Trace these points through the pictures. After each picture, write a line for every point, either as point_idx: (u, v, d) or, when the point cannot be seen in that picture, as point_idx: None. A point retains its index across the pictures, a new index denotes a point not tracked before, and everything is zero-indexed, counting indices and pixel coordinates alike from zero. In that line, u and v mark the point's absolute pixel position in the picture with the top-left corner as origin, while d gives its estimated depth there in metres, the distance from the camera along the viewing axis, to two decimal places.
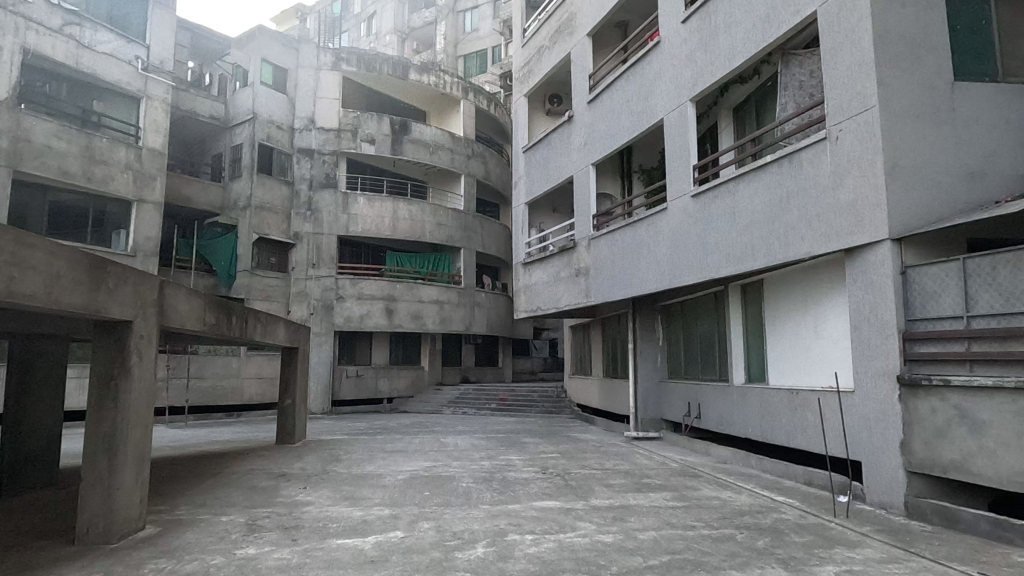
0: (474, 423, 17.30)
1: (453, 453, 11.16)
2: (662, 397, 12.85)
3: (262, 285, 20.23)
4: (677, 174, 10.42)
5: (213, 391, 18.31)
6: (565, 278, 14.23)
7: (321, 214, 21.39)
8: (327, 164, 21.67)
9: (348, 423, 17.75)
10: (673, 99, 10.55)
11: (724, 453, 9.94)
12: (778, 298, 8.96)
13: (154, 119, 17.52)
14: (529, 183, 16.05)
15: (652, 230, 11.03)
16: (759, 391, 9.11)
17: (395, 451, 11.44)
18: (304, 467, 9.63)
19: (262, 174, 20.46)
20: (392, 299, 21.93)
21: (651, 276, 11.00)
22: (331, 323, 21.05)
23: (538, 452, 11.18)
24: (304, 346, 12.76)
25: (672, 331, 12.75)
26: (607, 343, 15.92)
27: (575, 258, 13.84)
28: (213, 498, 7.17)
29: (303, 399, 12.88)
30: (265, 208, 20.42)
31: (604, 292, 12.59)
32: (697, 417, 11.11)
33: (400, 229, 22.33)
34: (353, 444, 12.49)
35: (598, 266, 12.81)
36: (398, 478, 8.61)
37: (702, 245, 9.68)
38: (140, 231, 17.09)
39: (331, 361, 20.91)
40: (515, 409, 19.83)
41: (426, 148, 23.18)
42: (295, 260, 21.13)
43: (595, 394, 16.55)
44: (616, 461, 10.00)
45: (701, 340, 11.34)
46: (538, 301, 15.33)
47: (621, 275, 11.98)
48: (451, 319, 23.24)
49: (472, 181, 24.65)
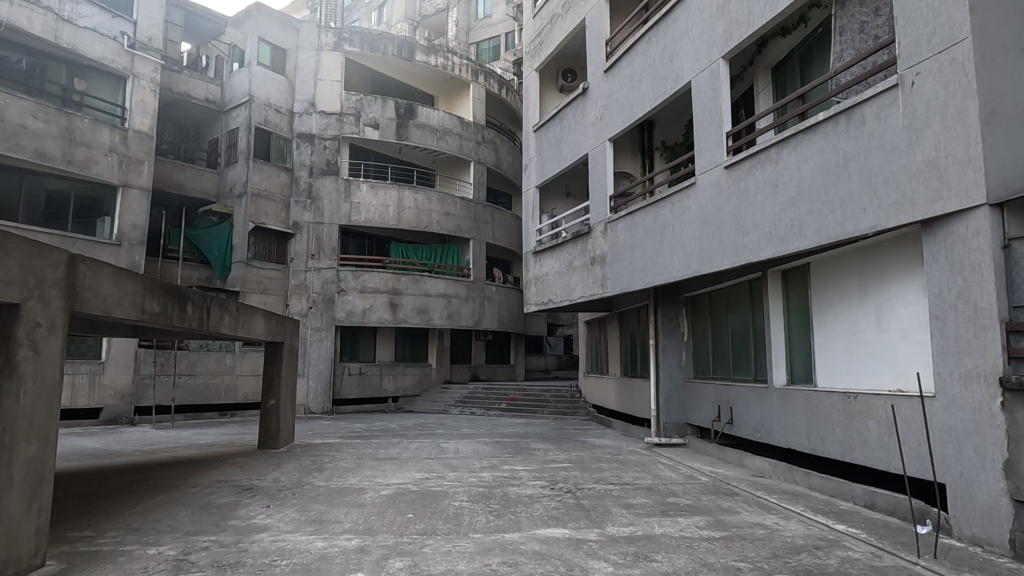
0: (481, 425, 16.03)
1: (451, 462, 9.90)
2: (687, 398, 11.53)
3: (258, 276, 19.11)
4: (708, 144, 9.08)
5: (204, 390, 17.24)
6: (579, 267, 12.92)
7: (322, 203, 20.25)
8: (328, 150, 20.52)
9: (346, 424, 16.56)
10: (702, 58, 9.21)
11: (762, 464, 8.63)
12: (827, 284, 7.64)
13: (141, 99, 16.45)
14: (540, 165, 14.74)
15: (677, 209, 9.72)
16: (805, 394, 7.77)
17: (387, 458, 10.21)
18: (279, 477, 8.42)
19: (259, 160, 19.32)
20: (396, 293, 20.76)
21: (676, 262, 9.67)
22: (332, 318, 19.91)
23: (547, 461, 9.86)
24: (290, 340, 11.59)
25: (698, 325, 11.46)
26: (625, 339, 14.60)
27: (589, 244, 12.52)
28: (151, 521, 5.96)
29: (289, 400, 11.72)
30: (262, 196, 19.28)
31: (622, 281, 11.28)
32: (729, 422, 9.78)
33: (405, 218, 21.14)
34: (342, 449, 11.27)
35: (616, 253, 11.50)
36: (382, 494, 7.37)
37: (737, 223, 8.34)
38: (126, 219, 16.03)
39: (332, 357, 19.77)
40: (526, 409, 18.57)
41: (433, 133, 21.97)
42: (294, 252, 19.96)
43: (612, 394, 15.24)
44: (636, 473, 8.68)
45: (734, 333, 10.03)
46: (550, 293, 14.04)
47: (641, 262, 10.68)
48: (460, 314, 22.04)
49: (482, 169, 23.39)
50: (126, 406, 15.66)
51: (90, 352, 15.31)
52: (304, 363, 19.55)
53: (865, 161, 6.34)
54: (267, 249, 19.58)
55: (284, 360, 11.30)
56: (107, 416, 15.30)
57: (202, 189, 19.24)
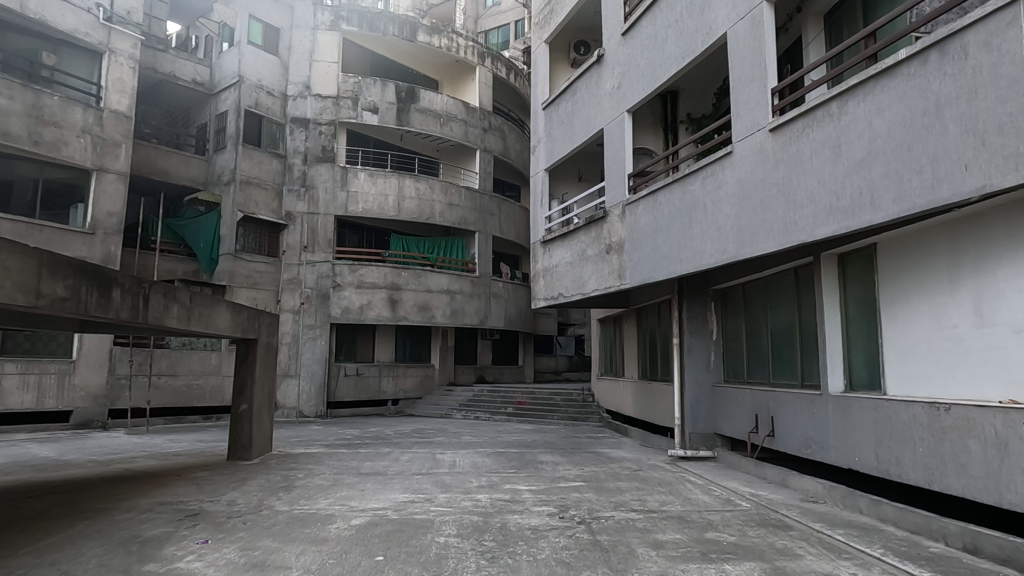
0: (485, 431, 14.64)
1: (445, 478, 8.51)
2: (716, 405, 10.12)
3: (248, 270, 17.82)
4: (748, 105, 7.66)
5: (187, 391, 16.00)
6: (592, 256, 11.52)
7: (316, 191, 18.96)
8: (323, 136, 19.24)
9: (337, 430, 15.22)
10: (741, 4, 7.78)
11: (815, 487, 7.20)
12: (899, 270, 6.24)
13: (118, 77, 15.24)
14: (550, 145, 13.36)
15: (709, 185, 8.32)
16: (871, 404, 6.35)
17: (372, 473, 8.85)
18: (235, 499, 7.05)
19: (250, 145, 18.08)
20: (396, 288, 19.43)
21: (707, 246, 8.27)
22: (327, 315, 18.60)
23: (557, 478, 8.45)
24: (266, 336, 10.27)
25: (730, 321, 10.11)
26: (644, 339, 13.22)
27: (604, 230, 11.11)
28: (42, 568, 4.62)
29: (266, 405, 10.43)
30: (252, 183, 18.03)
31: (642, 271, 9.88)
32: (769, 435, 8.37)
33: (406, 209, 19.80)
34: (323, 461, 9.93)
35: (635, 239, 10.09)
36: (351, 525, 5.99)
37: (786, 196, 6.91)
38: (100, 205, 14.77)
39: (327, 357, 18.46)
40: (535, 414, 17.17)
41: (436, 118, 20.63)
42: (287, 244, 18.69)
43: (629, 399, 13.82)
44: (664, 498, 7.25)
45: (776, 331, 8.65)
46: (561, 287, 12.64)
47: (664, 249, 9.28)
48: (464, 311, 20.70)
49: (489, 157, 22.03)
50: (99, 409, 14.41)
51: (59, 350, 14.05)
52: (297, 363, 18.26)
53: (968, 105, 4.89)
54: (258, 241, 18.30)
55: (258, 361, 10.03)
56: (78, 419, 14.05)
57: (189, 177, 18.00)
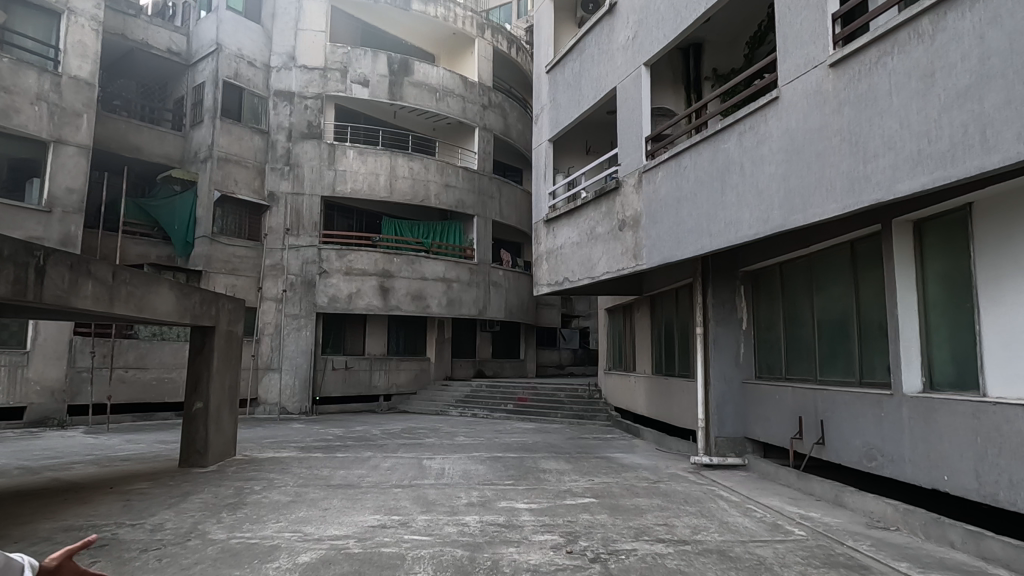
0: (482, 431, 13.26)
1: (428, 491, 7.15)
2: (747, 406, 8.78)
3: (226, 255, 16.45)
4: (798, 39, 6.22)
5: (157, 386, 14.65)
6: (601, 234, 10.13)
7: (302, 170, 17.59)
8: (309, 110, 17.84)
9: (320, 429, 13.83)
10: None
11: (882, 510, 5.84)
12: (1007, 236, 4.83)
13: (79, 40, 13.86)
14: (555, 112, 11.92)
15: (749, 142, 6.89)
16: (965, 409, 4.96)
17: (343, 486, 7.46)
18: (163, 523, 5.66)
19: (228, 120, 16.68)
20: (388, 276, 18.05)
21: (745, 215, 6.86)
22: (313, 304, 17.24)
23: (564, 493, 7.04)
24: (225, 323, 8.92)
25: (764, 308, 8.74)
26: (659, 329, 11.87)
27: (616, 204, 9.70)
28: None
29: (227, 402, 9.08)
30: (231, 161, 16.66)
31: (662, 248, 8.46)
32: (815, 443, 7.00)
33: (399, 189, 18.40)
34: (292, 469, 8.58)
35: (653, 212, 8.67)
36: (297, 565, 4.61)
37: (852, 145, 5.49)
38: (59, 180, 13.35)
39: (312, 349, 17.11)
40: (537, 411, 15.80)
41: (431, 93, 19.19)
42: (269, 227, 17.30)
43: (641, 396, 12.44)
44: (696, 524, 5.86)
45: (825, 319, 7.28)
46: (566, 270, 11.27)
47: (688, 221, 7.87)
48: (461, 300, 19.33)
49: (488, 136, 20.60)
50: (57, 405, 13.04)
51: (12, 341, 12.65)
52: (280, 356, 16.92)
53: None
54: (238, 224, 16.93)
55: (215, 352, 8.68)
56: (32, 417, 12.68)
57: (163, 154, 16.61)
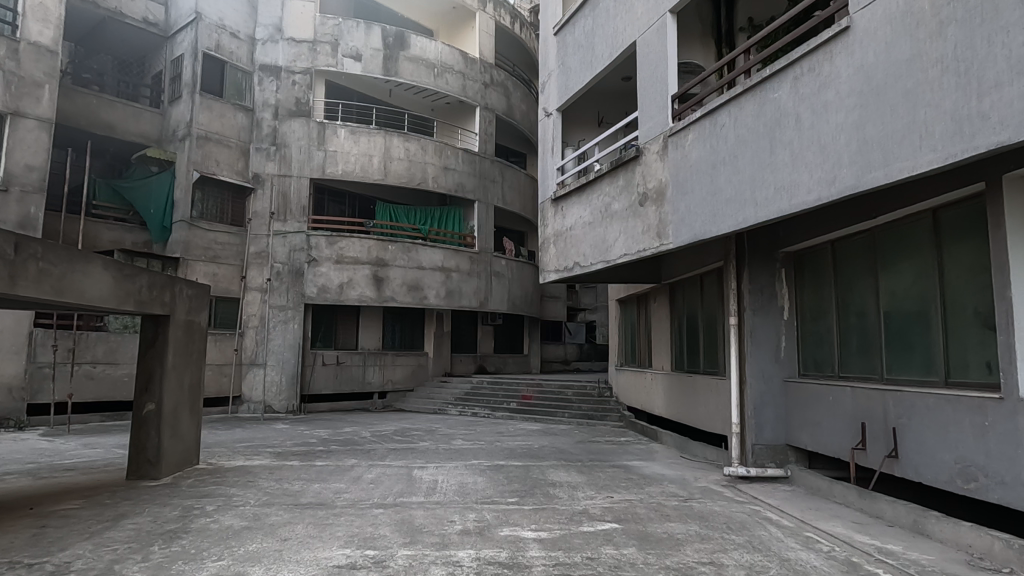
0: (482, 434, 12.03)
1: (413, 513, 5.92)
2: (791, 408, 7.55)
3: (206, 241, 15.24)
4: None
5: (129, 382, 13.41)
6: (617, 211, 8.87)
7: (289, 150, 16.33)
8: (297, 86, 16.58)
9: (305, 430, 12.59)
10: None
11: (988, 544, 4.59)
12: None
13: (40, 3, 12.61)
14: (564, 77, 10.64)
15: (808, 86, 5.61)
16: None
17: (313, 505, 6.22)
18: (71, 564, 4.41)
19: (209, 95, 15.44)
20: (382, 264, 16.80)
21: (803, 177, 5.59)
22: (301, 294, 16.01)
23: (580, 517, 5.79)
24: (183, 311, 7.71)
25: (811, 294, 7.50)
26: (680, 320, 10.63)
27: (636, 175, 8.43)
28: None
29: (186, 403, 7.85)
30: (212, 139, 15.42)
31: (692, 223, 7.19)
32: (885, 455, 5.77)
33: (394, 172, 17.14)
34: (259, 481, 7.34)
35: (682, 181, 7.41)
36: None
37: (961, 75, 4.20)
38: (16, 157, 12.10)
39: (300, 343, 15.89)
40: (542, 410, 14.56)
41: (428, 69, 17.91)
42: (254, 212, 16.07)
43: (659, 395, 11.20)
44: (751, 563, 4.60)
45: (894, 305, 6.03)
46: (577, 253, 10.02)
47: (726, 189, 6.61)
48: (461, 291, 18.08)
49: (490, 116, 19.33)
50: (15, 404, 11.82)
51: None
52: (265, 350, 15.72)
53: None
54: (220, 208, 15.70)
55: (170, 345, 7.44)
56: None
57: (139, 132, 15.39)
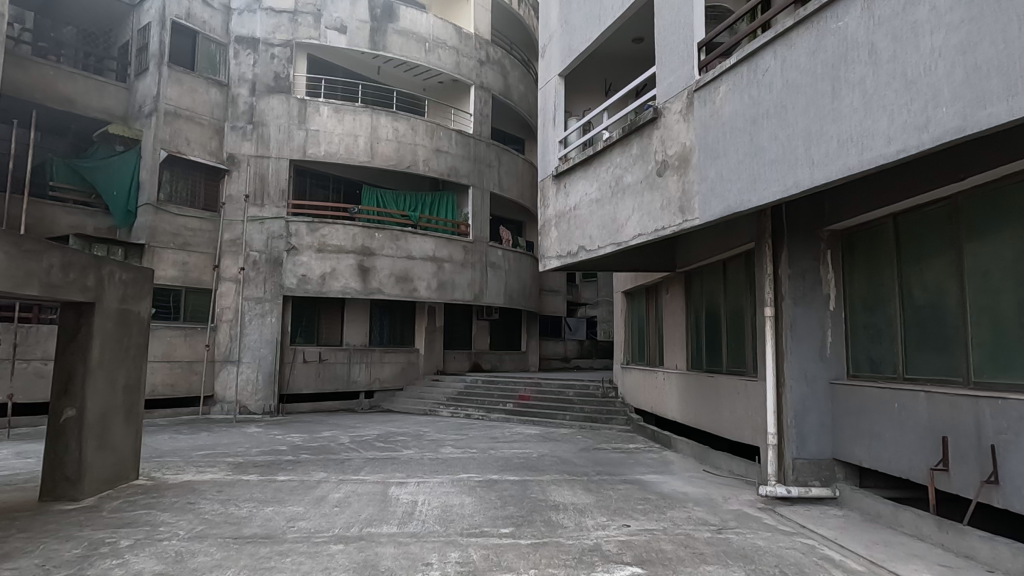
0: (473, 439, 10.77)
1: (382, 552, 4.68)
2: (840, 414, 6.34)
3: (175, 227, 13.96)
4: None
5: None
6: (630, 184, 7.62)
7: (267, 129, 15.06)
8: (276, 60, 15.29)
9: (277, 435, 11.35)
10: None
11: None
12: None
13: None
14: (568, 37, 9.35)
15: (886, 7, 4.36)
16: None
17: (256, 539, 4.97)
18: None
19: (179, 68, 14.16)
20: (368, 253, 15.55)
21: (881, 123, 4.34)
22: (280, 285, 14.75)
23: (593, 558, 4.54)
24: (115, 297, 6.48)
25: (865, 279, 6.27)
26: (698, 312, 9.41)
27: (653, 141, 7.17)
28: None
29: (120, 407, 6.60)
30: (182, 116, 14.14)
31: (725, 192, 5.94)
32: (982, 481, 4.52)
33: (382, 154, 15.87)
34: (201, 502, 6.07)
35: (712, 144, 6.17)
36: None
37: None
38: None
39: (278, 338, 14.64)
40: (540, 412, 13.33)
41: (419, 43, 16.65)
42: (228, 195, 14.79)
43: (673, 397, 9.98)
44: None
45: (984, 290, 4.79)
46: (581, 235, 8.78)
47: (772, 147, 5.37)
48: (454, 284, 16.84)
49: (486, 95, 18.05)
50: None
51: None
52: (240, 346, 14.45)
53: None
54: (191, 190, 14.43)
55: (97, 340, 6.19)
56: None
57: (102, 108, 14.11)
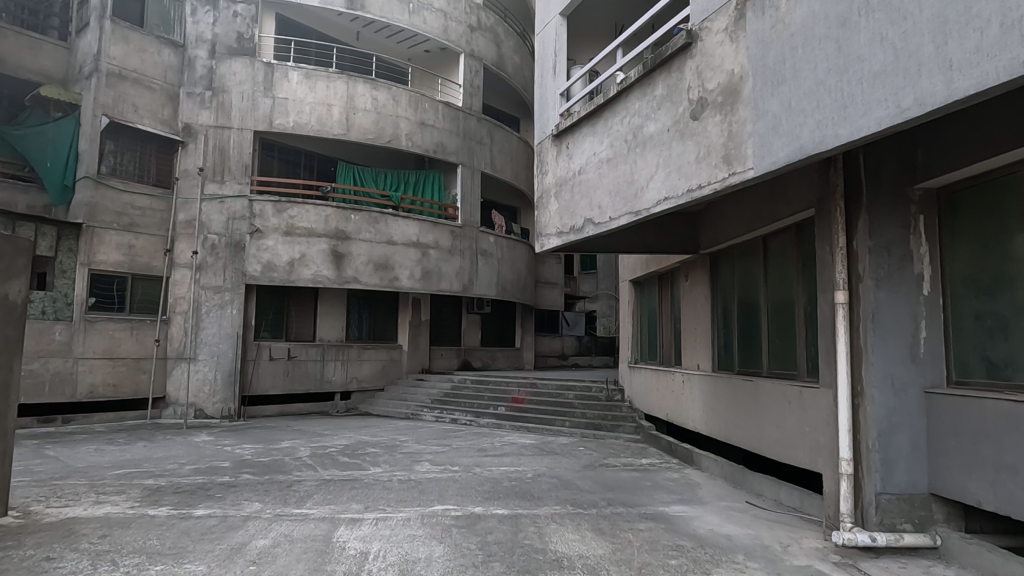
0: (457, 452, 9.09)
1: None
2: (941, 435, 4.69)
3: (119, 205, 12.23)
4: None
5: None
6: (651, 135, 5.95)
7: (228, 96, 13.32)
8: (239, 19, 13.56)
9: (226, 445, 9.66)
10: None
11: None
12: None
13: None
14: None
15: None
16: None
17: None
18: None
19: (124, 24, 12.41)
20: (343, 237, 13.84)
21: None
22: (241, 273, 13.05)
23: None
24: None
25: (977, 253, 4.61)
26: (728, 302, 7.77)
27: (685, 75, 5.49)
28: None
29: None
30: (128, 78, 12.38)
31: (795, 128, 4.27)
32: None
33: (359, 126, 14.15)
34: (66, 558, 4.34)
35: (774, 66, 4.50)
36: None
37: None
38: None
39: (240, 333, 12.96)
40: (536, 417, 11.71)
41: (402, 3, 14.92)
42: (183, 170, 13.06)
43: (695, 402, 8.34)
44: None
45: None
46: (588, 205, 7.11)
47: (877, 55, 3.70)
48: (440, 273, 15.17)
49: (476, 64, 16.34)
50: None
51: None
52: (196, 340, 12.74)
53: None
54: (140, 164, 12.71)
55: None
56: None
57: (37, 69, 12.39)
